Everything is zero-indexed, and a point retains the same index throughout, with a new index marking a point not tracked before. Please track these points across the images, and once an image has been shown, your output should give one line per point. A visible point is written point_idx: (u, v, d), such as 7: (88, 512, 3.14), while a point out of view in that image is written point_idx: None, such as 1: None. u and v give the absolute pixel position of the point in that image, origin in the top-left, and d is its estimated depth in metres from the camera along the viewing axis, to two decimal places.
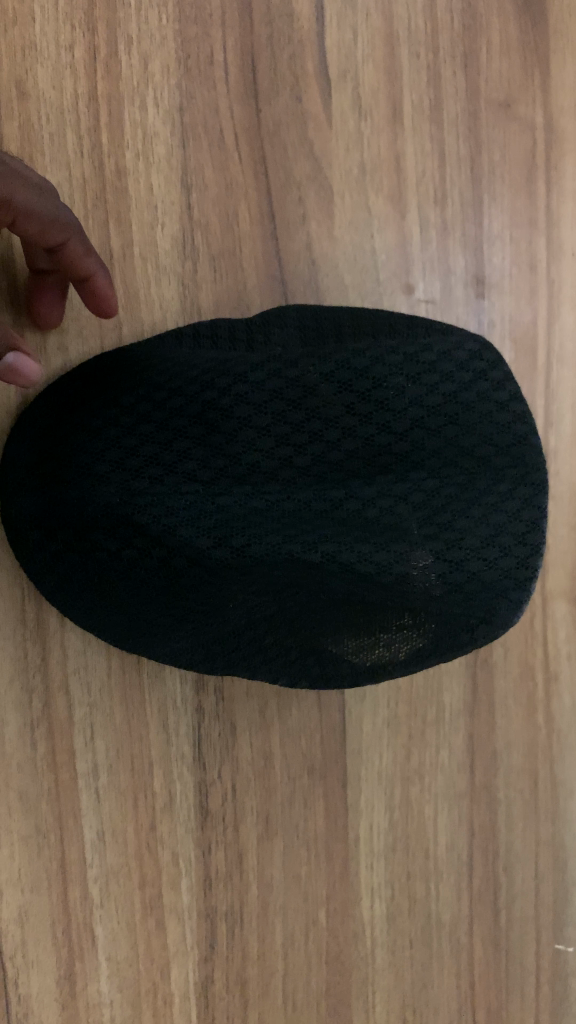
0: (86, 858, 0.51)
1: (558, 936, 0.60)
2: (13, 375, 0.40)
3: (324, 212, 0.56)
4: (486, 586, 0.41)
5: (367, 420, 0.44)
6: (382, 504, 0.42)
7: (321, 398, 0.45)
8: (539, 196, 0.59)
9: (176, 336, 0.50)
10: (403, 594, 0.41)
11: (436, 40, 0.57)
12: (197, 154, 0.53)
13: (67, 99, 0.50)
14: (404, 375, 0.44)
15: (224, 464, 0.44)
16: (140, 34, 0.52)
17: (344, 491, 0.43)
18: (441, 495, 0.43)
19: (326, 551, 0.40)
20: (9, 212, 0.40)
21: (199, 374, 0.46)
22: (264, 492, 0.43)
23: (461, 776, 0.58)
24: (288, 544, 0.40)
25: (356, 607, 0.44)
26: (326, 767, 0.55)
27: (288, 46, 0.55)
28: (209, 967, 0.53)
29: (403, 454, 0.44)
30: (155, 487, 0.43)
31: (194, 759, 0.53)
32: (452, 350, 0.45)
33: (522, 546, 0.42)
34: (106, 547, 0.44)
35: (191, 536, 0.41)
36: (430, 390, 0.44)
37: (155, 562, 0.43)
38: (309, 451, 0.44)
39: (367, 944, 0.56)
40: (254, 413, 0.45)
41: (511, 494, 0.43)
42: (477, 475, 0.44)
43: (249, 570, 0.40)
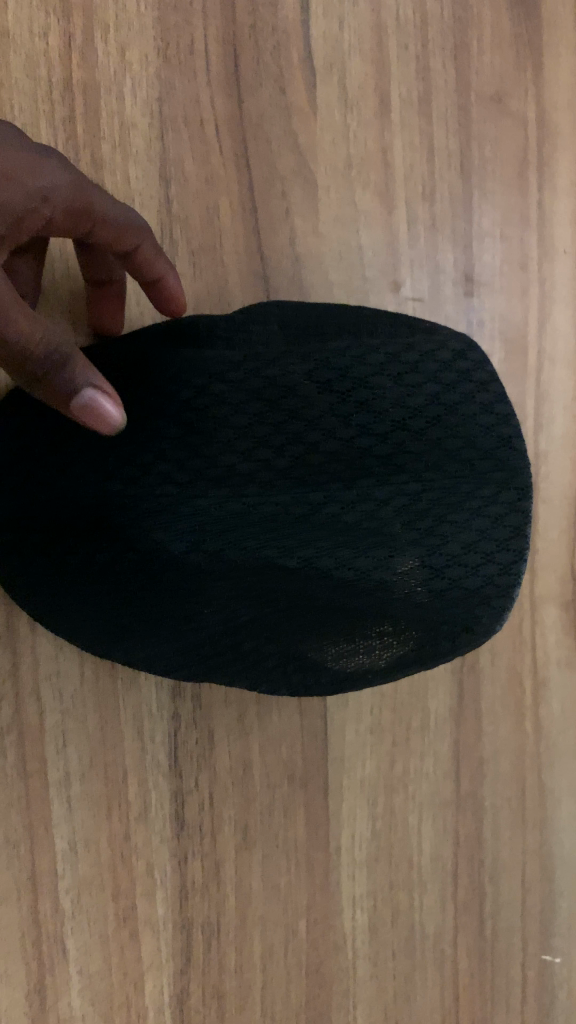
0: (57, 868, 0.50)
1: (545, 945, 0.59)
2: (93, 417, 0.35)
3: (309, 207, 0.54)
4: (466, 591, 0.42)
5: (352, 421, 0.43)
6: (363, 507, 0.42)
7: (305, 397, 0.43)
8: (532, 192, 0.58)
9: (151, 336, 0.46)
10: (382, 601, 0.42)
11: (425, 30, 0.56)
12: (177, 145, 0.52)
13: (41, 86, 0.49)
14: (387, 375, 0.43)
15: (200, 466, 0.42)
16: (118, 21, 0.50)
17: (325, 495, 0.42)
18: (423, 500, 0.42)
19: (303, 557, 0.41)
20: (90, 218, 0.39)
21: (175, 371, 0.44)
22: (242, 494, 0.42)
23: (446, 783, 0.56)
24: (265, 549, 0.41)
25: (338, 613, 0.43)
26: (308, 776, 0.54)
27: (273, 37, 0.54)
28: (185, 979, 0.52)
29: (386, 456, 0.43)
30: (132, 489, 0.42)
31: (170, 767, 0.51)
32: (436, 350, 0.44)
33: (505, 552, 0.42)
34: (79, 549, 0.43)
35: (172, 542, 0.42)
36: (413, 390, 0.44)
37: (132, 565, 0.43)
38: (288, 452, 0.43)
39: (349, 955, 0.55)
40: (231, 413, 0.43)
41: (494, 499, 0.43)
42: (463, 480, 0.43)
43: (228, 572, 0.42)
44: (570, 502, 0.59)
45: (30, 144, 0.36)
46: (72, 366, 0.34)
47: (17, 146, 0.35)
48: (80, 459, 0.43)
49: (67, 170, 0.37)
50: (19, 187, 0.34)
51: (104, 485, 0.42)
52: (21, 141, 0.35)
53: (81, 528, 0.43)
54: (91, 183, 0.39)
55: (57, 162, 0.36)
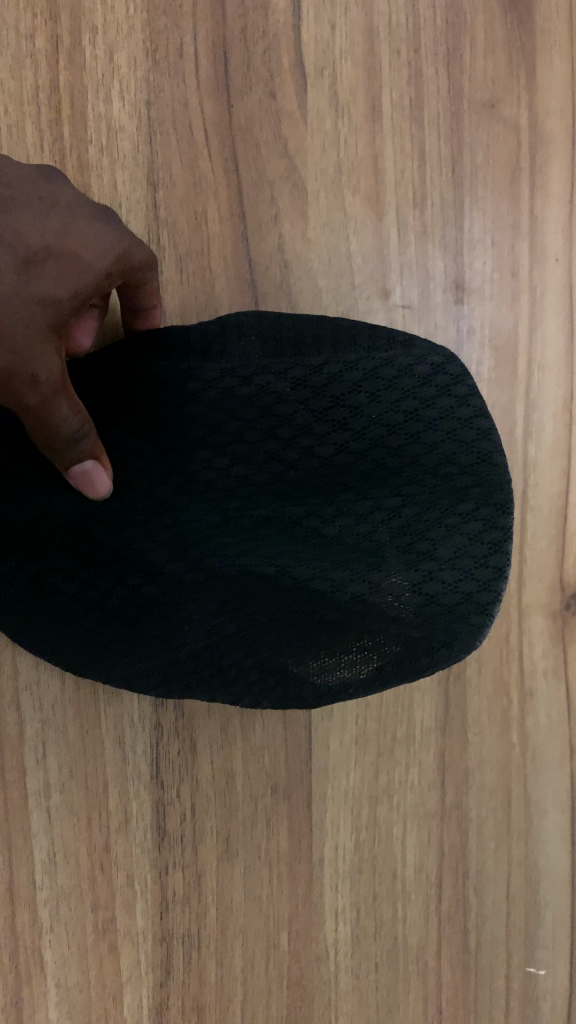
0: (35, 880, 0.51)
1: (529, 959, 0.57)
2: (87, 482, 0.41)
3: (298, 212, 0.53)
4: (442, 607, 0.42)
5: (328, 438, 0.44)
6: (342, 523, 0.44)
7: (284, 413, 0.44)
8: (523, 198, 0.56)
9: (127, 349, 0.45)
10: (354, 609, 0.44)
11: (418, 35, 0.55)
12: (165, 149, 0.52)
13: (28, 90, 0.50)
14: (364, 395, 0.43)
15: (181, 481, 0.44)
16: (107, 24, 0.51)
17: (305, 509, 0.44)
18: (401, 514, 0.43)
19: (280, 564, 0.44)
20: (131, 270, 0.40)
21: (159, 387, 0.44)
22: (223, 509, 0.45)
23: (431, 795, 0.55)
24: (245, 559, 0.45)
25: (314, 624, 0.45)
26: (290, 786, 0.53)
27: (263, 40, 0.53)
28: (163, 992, 0.52)
29: (364, 472, 0.44)
30: (118, 506, 0.44)
31: (151, 777, 0.51)
32: (415, 364, 0.43)
33: (482, 568, 0.42)
34: (68, 564, 0.45)
35: (155, 553, 0.45)
36: (391, 407, 0.43)
37: (118, 575, 0.45)
38: (267, 468, 0.44)
39: (330, 967, 0.54)
40: (209, 430, 0.44)
41: (473, 517, 0.42)
42: (438, 496, 0.43)
43: (208, 581, 0.45)
44: (562, 511, 0.57)
45: (59, 215, 0.37)
46: (84, 444, 0.39)
47: (69, 227, 0.37)
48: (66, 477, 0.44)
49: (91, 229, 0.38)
50: (71, 266, 0.36)
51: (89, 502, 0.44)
52: (49, 213, 0.37)
53: (69, 542, 0.45)
54: (119, 231, 0.39)
55: (86, 225, 0.38)
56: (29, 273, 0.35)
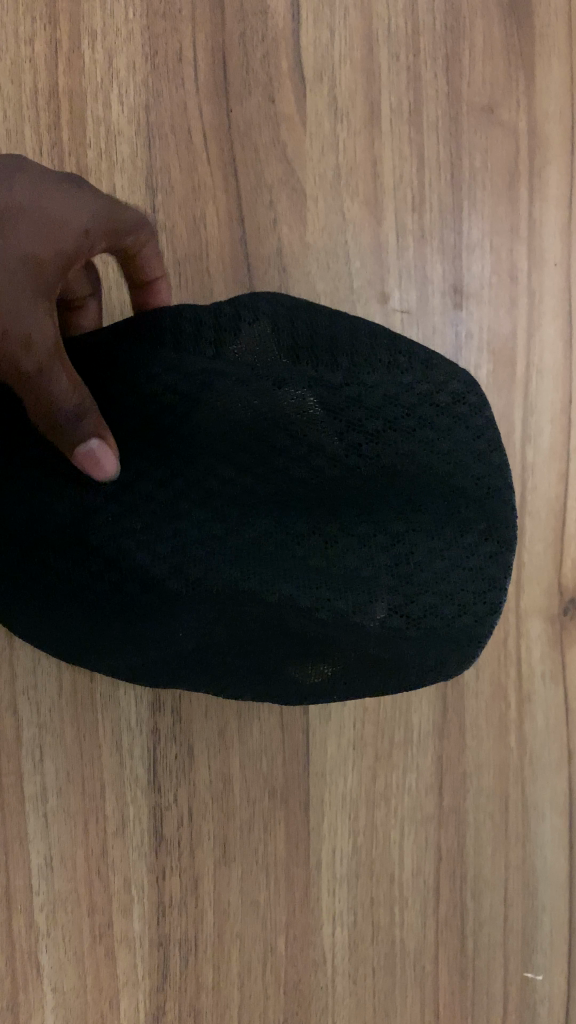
0: (32, 885, 0.50)
1: (526, 961, 0.57)
2: (92, 465, 0.38)
3: (296, 216, 0.53)
4: (438, 638, 0.40)
5: (340, 452, 0.40)
6: (344, 543, 0.40)
7: (292, 424, 0.39)
8: (522, 203, 0.56)
9: (129, 336, 0.40)
10: (355, 639, 0.40)
11: (417, 40, 0.55)
12: (164, 153, 0.52)
13: (26, 92, 0.50)
14: (380, 420, 0.39)
15: (181, 490, 0.40)
16: (106, 28, 0.51)
17: (306, 524, 0.40)
18: (405, 540, 0.40)
19: (283, 593, 0.40)
20: (114, 229, 0.43)
21: (155, 379, 0.39)
22: (224, 524, 0.40)
23: (429, 799, 0.55)
24: (241, 578, 0.40)
25: (305, 644, 0.42)
26: (288, 790, 0.53)
27: (262, 45, 0.53)
28: (161, 997, 0.52)
29: (371, 488, 0.40)
30: (112, 508, 0.41)
31: (148, 781, 0.51)
32: (434, 388, 0.39)
33: (480, 602, 0.40)
34: (59, 568, 0.42)
35: (157, 566, 0.40)
36: (406, 436, 0.39)
37: (114, 583, 0.41)
38: (270, 481, 0.40)
39: (328, 972, 0.54)
40: (212, 440, 0.40)
41: (476, 548, 0.40)
42: (443, 524, 0.40)
43: (209, 601, 0.40)
44: (560, 515, 0.57)
45: (31, 179, 0.40)
46: (84, 421, 0.38)
47: (43, 188, 0.39)
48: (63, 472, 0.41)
49: (44, 196, 0.39)
50: (50, 224, 0.39)
51: (83, 503, 0.41)
52: (22, 178, 0.39)
53: (58, 543, 0.41)
54: (92, 193, 0.42)
55: (58, 188, 0.40)
56: (9, 234, 0.37)
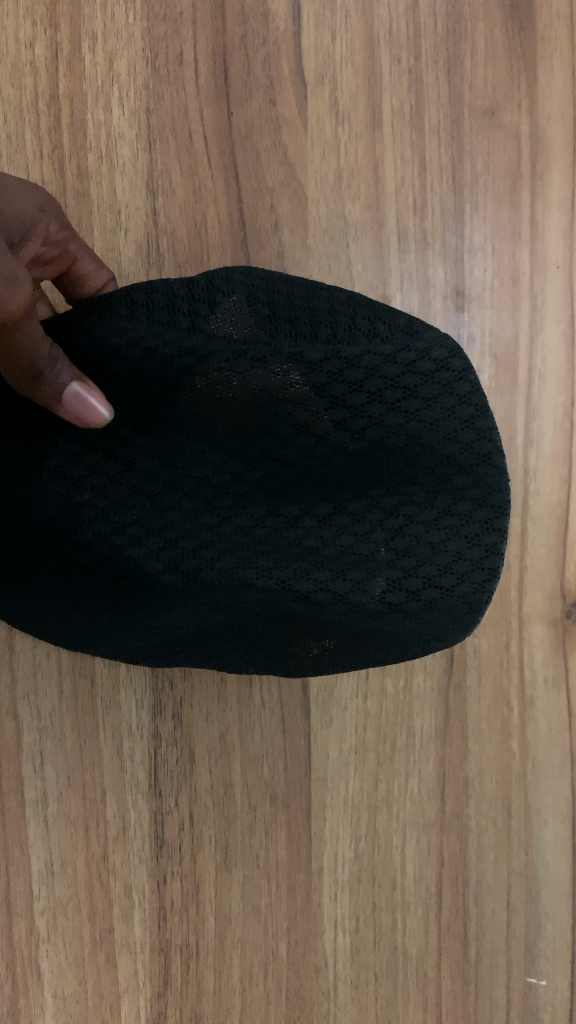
0: (33, 889, 0.51)
1: (530, 969, 0.57)
2: (77, 411, 0.38)
3: (298, 220, 0.53)
4: (440, 610, 0.41)
5: (327, 430, 0.40)
6: (340, 525, 0.41)
7: (278, 399, 0.40)
8: (524, 205, 0.56)
9: (103, 315, 0.39)
10: (347, 620, 0.41)
11: (418, 43, 0.55)
12: (165, 157, 0.52)
13: (27, 97, 0.50)
14: (365, 398, 0.39)
15: (170, 473, 0.40)
16: (106, 31, 0.51)
17: (299, 508, 0.41)
18: (398, 519, 0.41)
19: (281, 579, 0.39)
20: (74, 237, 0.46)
21: (136, 354, 0.38)
22: (217, 509, 0.40)
23: (431, 804, 0.55)
24: (240, 567, 0.39)
25: (304, 625, 0.42)
26: (289, 795, 0.53)
27: (263, 47, 0.53)
28: (162, 1002, 0.52)
29: (363, 471, 0.41)
30: (99, 496, 0.40)
31: (150, 785, 0.51)
32: (415, 359, 0.39)
33: (479, 571, 0.41)
34: (50, 564, 0.41)
35: (149, 563, 0.39)
36: (392, 406, 0.40)
37: (109, 583, 0.40)
38: (260, 463, 0.41)
39: (329, 978, 0.54)
40: (201, 424, 0.40)
41: (471, 517, 0.41)
42: (432, 496, 0.41)
43: (209, 588, 0.39)
44: (563, 519, 0.57)
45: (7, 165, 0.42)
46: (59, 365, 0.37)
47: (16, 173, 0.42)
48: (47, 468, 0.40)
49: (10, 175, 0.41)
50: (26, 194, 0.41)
51: (69, 497, 0.39)
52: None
53: (48, 543, 0.40)
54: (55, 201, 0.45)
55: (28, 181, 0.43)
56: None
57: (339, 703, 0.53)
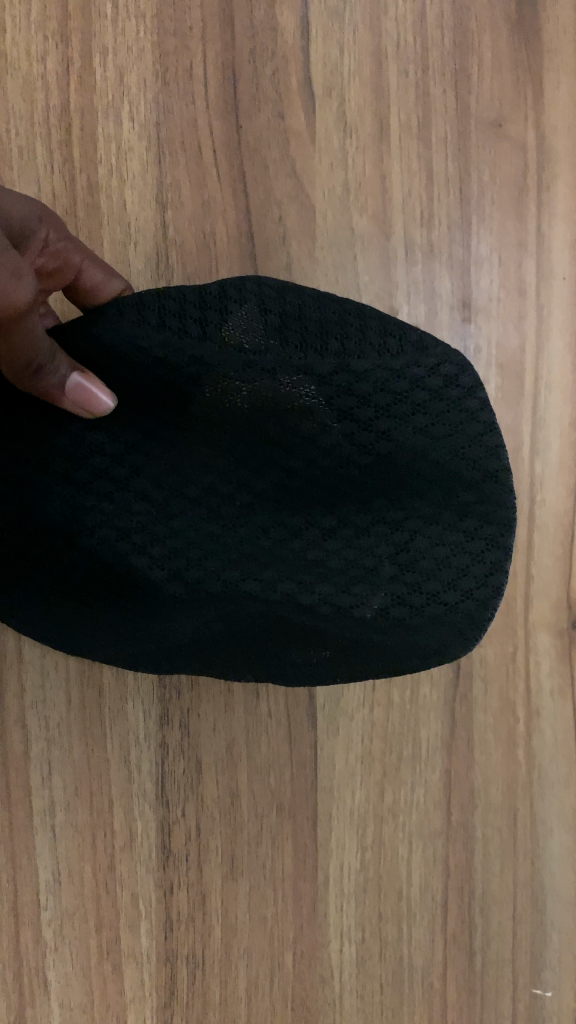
0: (40, 898, 0.51)
1: (536, 981, 0.56)
2: (80, 400, 0.38)
3: (305, 231, 0.54)
4: (442, 623, 0.42)
5: (333, 444, 0.41)
6: (342, 533, 0.42)
7: (286, 413, 0.40)
8: (531, 216, 0.56)
9: (116, 318, 0.39)
10: (345, 630, 0.42)
11: (425, 56, 0.55)
12: (174, 170, 0.52)
13: (38, 112, 0.51)
14: (372, 412, 0.40)
15: (178, 479, 0.41)
16: (117, 46, 0.52)
17: (303, 517, 0.42)
18: (401, 530, 0.42)
19: (286, 591, 0.42)
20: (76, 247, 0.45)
21: (146, 362, 0.39)
22: (223, 519, 0.42)
23: (437, 815, 0.55)
24: (245, 581, 0.42)
25: (306, 632, 0.43)
26: (296, 805, 0.53)
27: (272, 61, 0.54)
28: (168, 1013, 0.52)
29: (366, 483, 0.41)
30: (105, 502, 0.41)
31: (157, 796, 0.51)
32: (426, 376, 0.39)
33: (482, 586, 0.41)
34: (59, 564, 0.42)
35: (157, 573, 0.42)
36: (400, 423, 0.40)
37: (120, 586, 0.42)
38: (267, 473, 0.42)
39: (335, 989, 0.54)
40: (210, 433, 0.41)
41: (476, 532, 0.41)
42: (436, 511, 0.41)
43: (216, 597, 0.42)
44: (569, 528, 0.57)
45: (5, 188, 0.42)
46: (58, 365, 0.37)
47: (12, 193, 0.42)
48: (52, 471, 0.40)
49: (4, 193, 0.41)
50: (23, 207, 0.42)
51: (78, 503, 0.41)
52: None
53: (58, 545, 0.42)
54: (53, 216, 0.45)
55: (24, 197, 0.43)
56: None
57: (345, 713, 0.53)
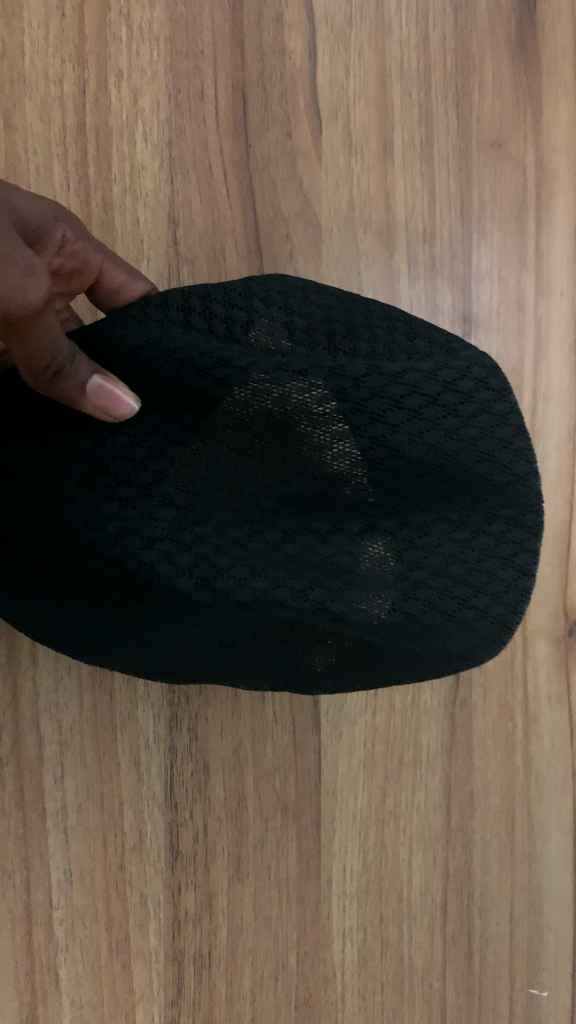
0: (52, 899, 0.52)
1: (533, 981, 0.58)
2: (101, 402, 0.38)
3: (312, 248, 0.55)
4: (468, 627, 0.42)
5: (364, 446, 0.41)
6: (371, 539, 0.42)
7: (314, 416, 0.40)
8: (530, 232, 0.58)
9: (140, 321, 0.40)
10: (370, 636, 0.42)
11: (428, 78, 0.57)
12: (185, 187, 0.54)
13: (55, 131, 0.52)
14: (404, 413, 0.40)
15: (203, 483, 0.41)
16: (131, 68, 0.53)
17: (330, 522, 0.42)
18: (430, 535, 0.42)
19: (316, 600, 0.41)
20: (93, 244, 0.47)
21: (173, 361, 0.39)
22: (247, 523, 0.41)
23: (437, 818, 0.56)
24: (275, 589, 0.41)
25: (330, 640, 0.43)
26: (300, 807, 0.54)
27: (280, 84, 0.55)
28: (175, 1011, 0.53)
29: (395, 488, 0.41)
30: (126, 510, 0.40)
31: (165, 797, 0.53)
32: (456, 380, 0.41)
33: (508, 590, 0.42)
34: (74, 575, 0.40)
35: (186, 581, 0.40)
36: (430, 424, 0.40)
37: (137, 599, 0.40)
38: (296, 474, 0.41)
39: (337, 987, 0.55)
40: (236, 434, 0.41)
41: (502, 535, 0.42)
42: (464, 513, 0.42)
43: (243, 609, 0.41)
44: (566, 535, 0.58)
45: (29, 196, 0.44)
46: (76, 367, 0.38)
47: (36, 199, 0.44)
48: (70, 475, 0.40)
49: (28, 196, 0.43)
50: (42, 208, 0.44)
51: (96, 504, 0.39)
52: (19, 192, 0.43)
53: (73, 556, 0.40)
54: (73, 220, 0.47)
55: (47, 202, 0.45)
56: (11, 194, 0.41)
57: (349, 718, 0.55)
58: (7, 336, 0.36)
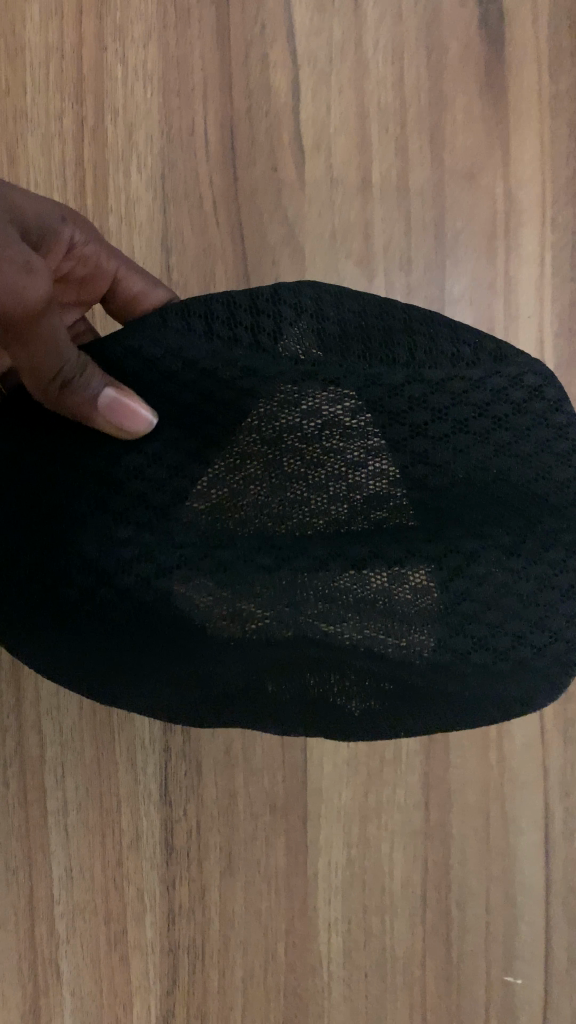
0: (53, 895, 0.56)
1: (507, 967, 0.59)
2: (117, 412, 0.38)
3: (296, 274, 0.59)
4: (508, 654, 0.43)
5: (408, 465, 0.42)
6: (408, 559, 0.43)
7: (353, 435, 0.42)
8: (498, 255, 0.60)
9: (155, 331, 0.39)
10: (408, 668, 0.44)
11: (403, 115, 0.59)
12: (177, 217, 0.57)
13: (55, 163, 0.56)
14: (452, 426, 0.41)
15: (228, 508, 0.42)
16: (126, 105, 0.57)
17: (365, 543, 0.43)
18: (472, 557, 0.43)
19: (338, 622, 0.43)
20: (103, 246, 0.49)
21: (197, 373, 0.39)
22: (272, 544, 0.42)
23: (417, 812, 0.58)
24: (295, 607, 0.42)
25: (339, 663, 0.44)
26: (288, 805, 0.57)
27: (266, 119, 0.59)
28: (170, 1000, 0.56)
29: (436, 508, 0.43)
30: (141, 526, 0.41)
31: (160, 796, 0.56)
32: (503, 392, 0.41)
33: (548, 615, 0.43)
34: (87, 599, 0.40)
35: (225, 611, 0.42)
36: (479, 440, 0.42)
37: (155, 619, 0.41)
38: (327, 493, 0.42)
39: (324, 976, 0.58)
40: (267, 454, 0.42)
41: (543, 560, 0.43)
42: (509, 534, 0.43)
43: (260, 633, 0.42)
44: None
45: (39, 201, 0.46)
46: (87, 374, 0.38)
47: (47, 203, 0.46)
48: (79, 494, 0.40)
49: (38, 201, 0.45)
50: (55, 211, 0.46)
51: (108, 523, 0.40)
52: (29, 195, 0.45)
53: (88, 580, 0.40)
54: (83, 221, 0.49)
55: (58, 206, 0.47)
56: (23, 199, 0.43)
57: None
58: (15, 346, 0.38)
